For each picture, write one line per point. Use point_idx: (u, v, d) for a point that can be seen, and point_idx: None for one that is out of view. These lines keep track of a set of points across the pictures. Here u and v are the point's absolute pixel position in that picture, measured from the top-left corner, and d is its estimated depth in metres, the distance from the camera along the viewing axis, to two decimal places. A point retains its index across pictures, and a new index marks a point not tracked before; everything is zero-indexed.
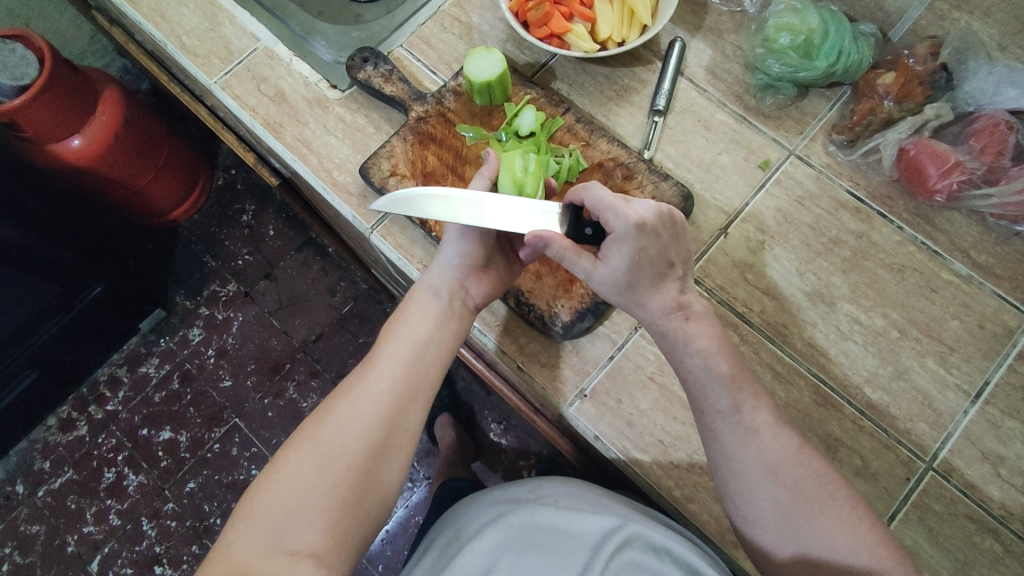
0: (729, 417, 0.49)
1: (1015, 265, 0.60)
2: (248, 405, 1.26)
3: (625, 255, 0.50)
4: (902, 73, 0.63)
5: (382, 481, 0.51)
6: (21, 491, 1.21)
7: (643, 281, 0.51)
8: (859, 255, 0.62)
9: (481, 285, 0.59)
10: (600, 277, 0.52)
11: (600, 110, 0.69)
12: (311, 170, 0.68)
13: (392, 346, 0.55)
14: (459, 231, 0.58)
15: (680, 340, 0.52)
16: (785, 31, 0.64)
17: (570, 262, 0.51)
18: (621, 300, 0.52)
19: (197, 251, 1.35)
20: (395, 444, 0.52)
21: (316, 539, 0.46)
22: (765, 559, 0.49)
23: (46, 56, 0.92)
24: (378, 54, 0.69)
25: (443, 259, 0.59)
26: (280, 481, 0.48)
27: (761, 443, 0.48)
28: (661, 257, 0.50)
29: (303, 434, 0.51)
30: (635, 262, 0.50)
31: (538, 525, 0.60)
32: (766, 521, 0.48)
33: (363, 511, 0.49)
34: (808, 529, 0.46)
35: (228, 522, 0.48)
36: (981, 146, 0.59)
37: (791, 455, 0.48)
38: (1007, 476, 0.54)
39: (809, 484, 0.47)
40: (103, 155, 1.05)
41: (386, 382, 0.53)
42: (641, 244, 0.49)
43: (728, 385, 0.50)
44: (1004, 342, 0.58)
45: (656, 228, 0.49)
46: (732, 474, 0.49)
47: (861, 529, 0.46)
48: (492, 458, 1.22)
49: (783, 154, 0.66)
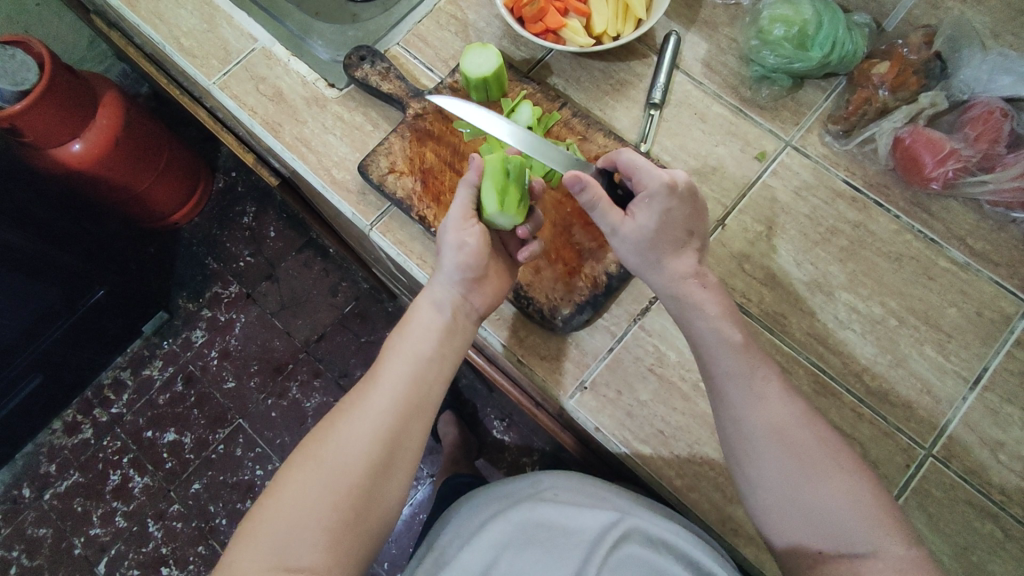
0: (738, 381, 0.50)
1: (1013, 252, 0.60)
2: (251, 405, 1.27)
3: (654, 212, 0.52)
4: (897, 62, 0.63)
5: (386, 498, 0.51)
6: (28, 494, 1.21)
7: (666, 244, 0.53)
8: (857, 245, 0.62)
9: (484, 295, 0.58)
10: (624, 234, 0.53)
11: (596, 103, 0.70)
12: (310, 168, 0.69)
13: (394, 363, 0.55)
14: (456, 242, 0.56)
15: (691, 303, 0.53)
16: (779, 22, 0.64)
17: (601, 213, 0.52)
18: (641, 261, 0.54)
19: (199, 253, 1.36)
20: (397, 462, 0.52)
21: (319, 557, 0.47)
22: (764, 528, 0.48)
23: (46, 62, 0.92)
24: (375, 53, 0.69)
25: (443, 275, 0.57)
26: (284, 497, 0.49)
27: (773, 407, 0.49)
28: (686, 222, 0.54)
29: (306, 450, 0.51)
30: (661, 222, 0.53)
31: (537, 521, 0.61)
32: (773, 486, 0.48)
33: (366, 528, 0.50)
34: (813, 492, 0.47)
35: (234, 536, 0.49)
36: (976, 134, 0.59)
37: (798, 421, 0.49)
38: (1007, 462, 0.55)
39: (817, 450, 0.48)
40: (103, 160, 1.06)
41: (388, 399, 0.53)
42: (670, 205, 0.52)
43: (741, 354, 0.51)
44: (1002, 329, 0.59)
45: (684, 194, 0.53)
46: (741, 438, 0.49)
47: (866, 497, 0.47)
48: (495, 455, 1.22)
49: (779, 145, 0.67)
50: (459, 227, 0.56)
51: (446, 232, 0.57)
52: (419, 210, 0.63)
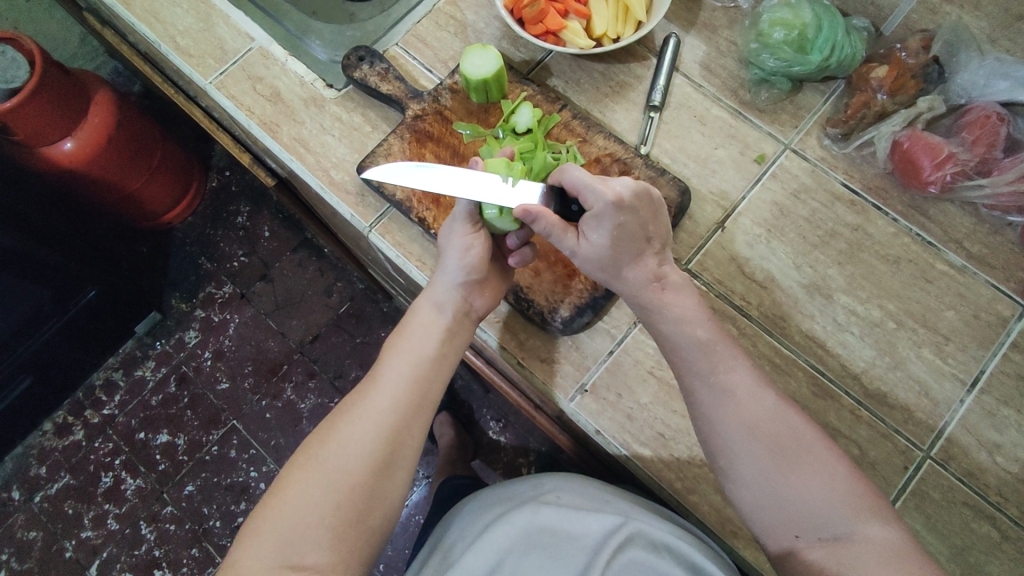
0: (706, 378, 0.51)
1: (1010, 256, 0.61)
2: (246, 406, 1.26)
3: (605, 231, 0.51)
4: (895, 66, 0.64)
5: (387, 498, 0.51)
6: (18, 497, 1.20)
7: (625, 256, 0.53)
8: (855, 247, 0.63)
9: (484, 297, 0.58)
10: (583, 254, 0.53)
11: (596, 106, 0.70)
12: (308, 169, 0.68)
13: (394, 363, 0.55)
14: (461, 243, 0.56)
15: (657, 309, 0.53)
16: (779, 26, 0.65)
17: (556, 238, 0.53)
18: (603, 276, 0.54)
19: (192, 253, 1.34)
20: (399, 461, 0.51)
21: (322, 555, 0.47)
22: (745, 514, 0.49)
23: (36, 59, 0.91)
24: (374, 53, 0.69)
25: (445, 275, 0.57)
26: (286, 498, 0.48)
27: (739, 402, 0.50)
28: (641, 231, 0.52)
29: (307, 452, 0.51)
30: (613, 238, 0.51)
31: (539, 526, 0.60)
32: (748, 476, 0.48)
33: (369, 527, 0.50)
34: (788, 482, 0.47)
35: (237, 539, 0.48)
36: (973, 138, 0.60)
37: (770, 413, 0.49)
38: (1004, 463, 0.55)
39: (792, 443, 0.48)
40: (95, 159, 1.04)
41: (389, 400, 0.52)
42: (620, 221, 0.51)
43: (706, 349, 0.52)
44: (999, 331, 0.59)
45: (634, 204, 0.51)
46: (713, 436, 0.50)
47: (840, 480, 0.47)
48: (491, 456, 1.22)
49: (778, 147, 0.67)
50: (466, 231, 0.57)
51: (451, 236, 0.57)
52: (419, 211, 0.63)
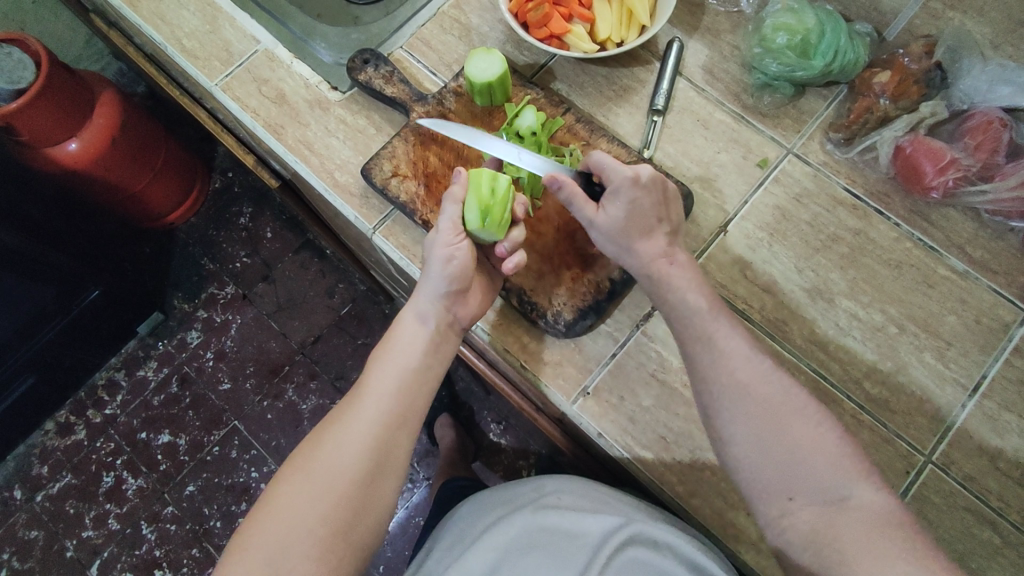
0: (707, 353, 0.51)
1: (1012, 261, 0.61)
2: (247, 407, 1.26)
3: (624, 204, 0.53)
4: (898, 71, 0.64)
5: (375, 508, 0.51)
6: (19, 496, 1.20)
7: (640, 232, 0.54)
8: (857, 252, 0.63)
9: (467, 307, 0.59)
10: (600, 226, 0.54)
11: (599, 109, 0.70)
12: (312, 171, 0.68)
13: (380, 374, 0.55)
14: (443, 254, 0.56)
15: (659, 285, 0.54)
16: (782, 31, 0.65)
17: (577, 208, 0.54)
18: (618, 248, 0.55)
19: (194, 254, 1.35)
20: (386, 471, 0.52)
21: (311, 568, 0.47)
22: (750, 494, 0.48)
23: (42, 61, 0.92)
24: (379, 56, 0.69)
25: (428, 287, 0.57)
26: (274, 512, 0.48)
27: (739, 381, 0.49)
28: (657, 211, 0.54)
29: (294, 465, 0.51)
30: (632, 212, 0.53)
31: (541, 526, 0.60)
32: (746, 452, 0.48)
33: (358, 538, 0.50)
34: (791, 460, 0.46)
35: (223, 555, 0.48)
36: (975, 144, 0.60)
37: (773, 391, 0.49)
38: (1005, 468, 0.55)
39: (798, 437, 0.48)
40: (99, 159, 1.05)
41: (374, 411, 0.52)
42: (639, 197, 0.53)
43: (705, 328, 0.51)
44: (1001, 336, 0.59)
45: (652, 185, 0.53)
46: (711, 411, 0.50)
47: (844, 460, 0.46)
48: (492, 458, 1.22)
49: (780, 152, 0.67)
50: (448, 241, 0.57)
51: (434, 246, 0.57)
52: (423, 215, 0.63)
